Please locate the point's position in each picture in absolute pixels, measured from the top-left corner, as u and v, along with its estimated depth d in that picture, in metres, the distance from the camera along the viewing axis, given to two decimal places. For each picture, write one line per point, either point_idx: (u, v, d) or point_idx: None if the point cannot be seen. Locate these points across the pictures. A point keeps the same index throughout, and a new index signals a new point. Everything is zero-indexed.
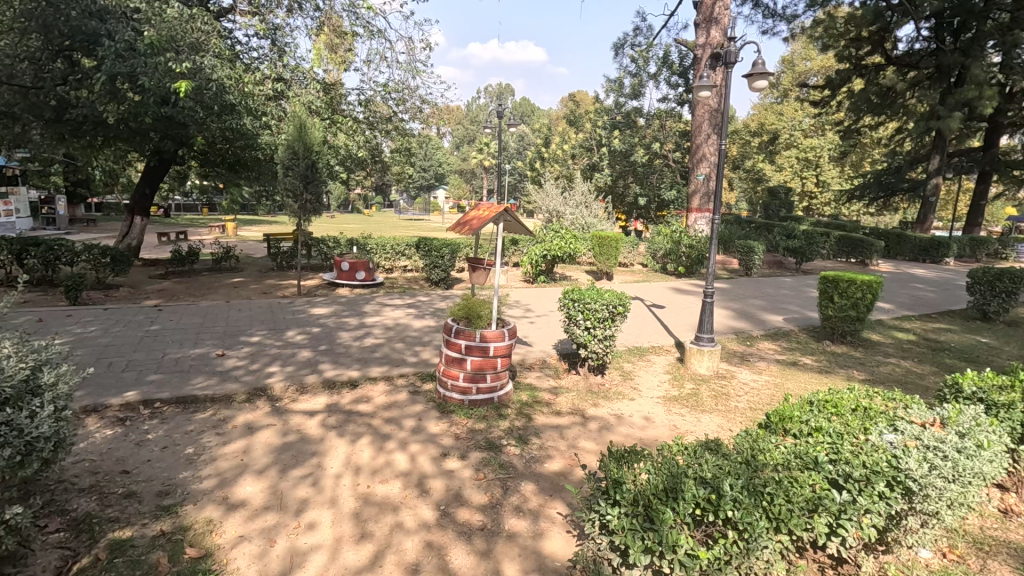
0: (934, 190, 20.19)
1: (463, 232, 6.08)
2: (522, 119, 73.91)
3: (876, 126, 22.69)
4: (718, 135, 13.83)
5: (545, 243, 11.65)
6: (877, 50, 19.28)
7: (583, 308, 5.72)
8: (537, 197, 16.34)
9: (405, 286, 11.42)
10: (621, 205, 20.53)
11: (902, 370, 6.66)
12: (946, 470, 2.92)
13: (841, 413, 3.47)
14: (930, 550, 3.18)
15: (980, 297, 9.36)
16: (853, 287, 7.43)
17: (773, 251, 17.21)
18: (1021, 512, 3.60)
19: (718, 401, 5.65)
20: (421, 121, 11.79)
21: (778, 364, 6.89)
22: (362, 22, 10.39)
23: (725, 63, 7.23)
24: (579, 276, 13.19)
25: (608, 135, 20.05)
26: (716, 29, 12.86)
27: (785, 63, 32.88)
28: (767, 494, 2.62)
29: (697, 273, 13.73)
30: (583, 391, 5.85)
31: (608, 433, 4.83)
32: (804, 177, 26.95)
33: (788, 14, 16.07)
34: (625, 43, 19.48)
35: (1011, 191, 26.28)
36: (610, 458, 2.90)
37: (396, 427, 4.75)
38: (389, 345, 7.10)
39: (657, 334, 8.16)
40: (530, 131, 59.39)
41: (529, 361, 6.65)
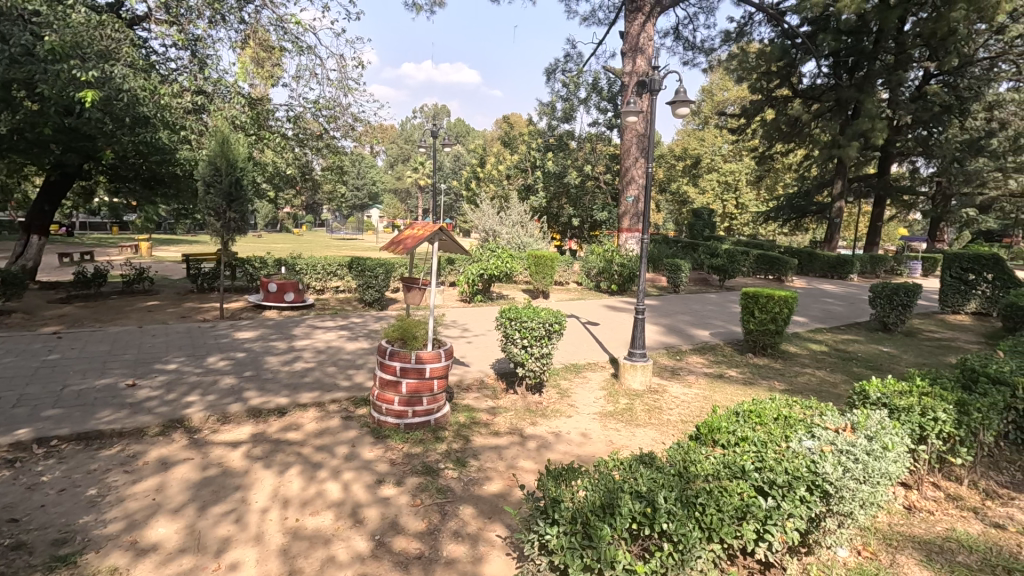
0: (839, 212, 22.02)
1: (398, 251, 5.94)
2: (457, 139, 74.36)
3: (786, 153, 24.53)
4: (645, 159, 14.51)
5: (482, 262, 11.62)
6: (785, 84, 20.90)
7: (520, 326, 5.73)
8: (473, 216, 16.35)
9: (337, 307, 11.06)
10: (556, 225, 21.00)
11: (817, 379, 7.12)
12: (858, 472, 3.12)
13: (765, 422, 3.64)
14: (847, 549, 3.36)
15: (880, 309, 10.21)
16: (772, 302, 7.90)
17: (699, 269, 18.10)
18: (922, 508, 3.91)
19: (651, 415, 5.80)
20: (353, 139, 11.59)
21: (706, 377, 7.20)
22: (291, 37, 10.14)
23: (650, 90, 7.59)
24: (516, 295, 13.29)
25: (542, 157, 20.50)
26: (642, 58, 13.54)
27: (705, 92, 35.13)
28: (700, 505, 2.69)
29: (629, 290, 14.18)
30: (521, 410, 5.84)
31: (546, 451, 4.83)
32: (725, 199, 28.66)
33: (706, 47, 17.27)
34: (557, 68, 20.07)
35: (902, 213, 29.07)
36: (548, 476, 2.89)
37: (328, 455, 4.53)
38: (320, 369, 6.81)
39: (592, 351, 8.30)
40: (465, 150, 59.81)
41: (467, 382, 6.58)
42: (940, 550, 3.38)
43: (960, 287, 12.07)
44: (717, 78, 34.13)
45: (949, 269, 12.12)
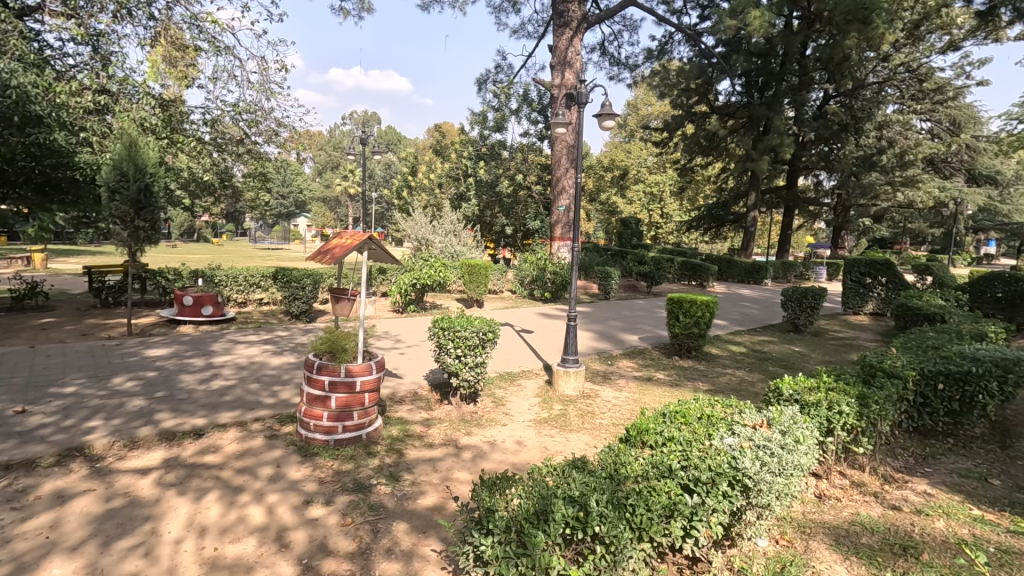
0: (754, 221, 23.54)
1: (325, 262, 5.73)
2: (388, 147, 73.24)
3: (706, 165, 25.95)
4: (574, 169, 14.90)
5: (415, 272, 11.43)
6: (703, 100, 22.13)
7: (453, 335, 5.67)
8: (405, 225, 16.09)
9: (261, 321, 10.52)
10: (489, 234, 21.08)
11: (737, 378, 7.53)
12: (773, 465, 3.32)
13: (689, 422, 3.78)
14: (766, 539, 3.55)
15: (791, 311, 10.96)
16: (695, 307, 8.29)
17: (628, 276, 18.73)
18: (831, 495, 4.20)
19: (584, 420, 5.90)
20: (277, 145, 11.14)
21: (635, 380, 7.42)
22: (207, 36, 9.63)
23: (577, 102, 7.79)
24: (450, 304, 13.19)
25: (474, 166, 20.54)
26: (571, 71, 13.90)
27: (630, 106, 36.62)
28: (629, 505, 2.76)
29: (562, 297, 14.43)
30: (456, 420, 5.77)
31: (482, 460, 4.80)
32: (651, 209, 29.90)
33: (630, 63, 18.01)
34: (487, 79, 20.24)
35: (809, 223, 31.48)
36: (482, 486, 2.86)
37: (250, 478, 4.27)
38: (242, 387, 6.42)
39: (527, 358, 8.36)
40: (396, 158, 58.95)
41: (400, 394, 6.43)
42: (847, 534, 3.65)
43: (859, 290, 13.17)
44: (642, 93, 35.71)
45: (850, 273, 13.21)
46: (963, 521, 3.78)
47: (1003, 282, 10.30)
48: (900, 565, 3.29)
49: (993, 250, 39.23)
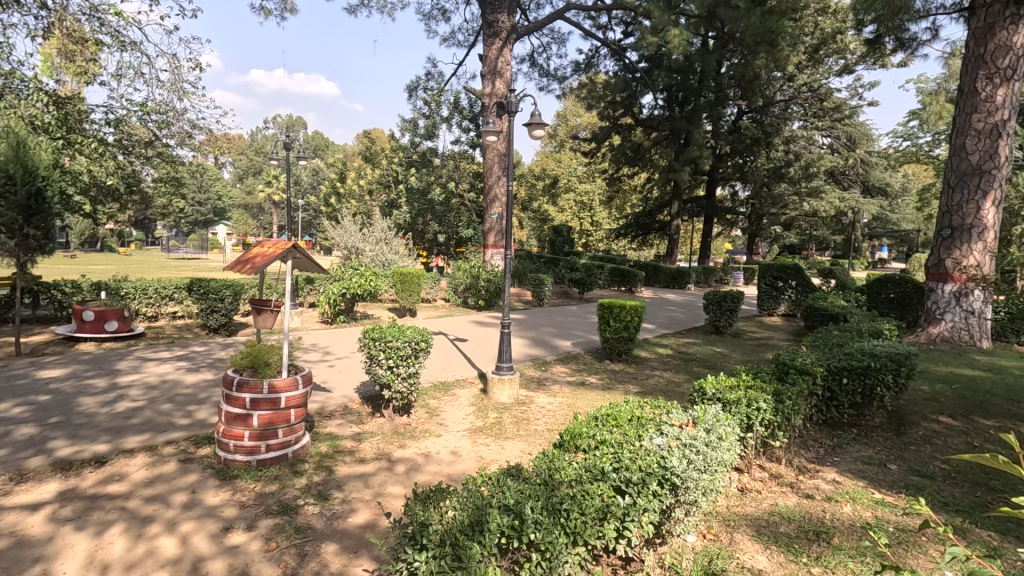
0: (677, 229, 24.67)
1: (245, 271, 5.41)
2: (315, 153, 70.94)
3: (632, 175, 26.95)
4: (506, 178, 15.09)
5: (344, 281, 11.02)
6: (628, 113, 22.98)
7: (384, 346, 5.50)
8: (333, 233, 15.55)
9: (175, 336, 9.79)
10: (422, 242, 20.80)
11: (665, 380, 7.82)
12: (699, 462, 3.44)
13: (620, 424, 3.86)
14: (694, 535, 3.67)
15: (713, 314, 11.54)
16: (624, 312, 8.53)
17: (560, 283, 19.05)
18: (752, 488, 4.42)
19: (519, 427, 5.89)
20: (191, 149, 10.50)
21: (569, 385, 7.51)
22: (109, 30, 8.91)
23: (508, 111, 7.83)
24: (382, 314, 12.85)
25: (405, 173, 20.24)
26: (501, 81, 14.02)
27: (560, 117, 37.51)
28: (564, 511, 2.77)
29: (496, 305, 14.44)
30: (388, 433, 5.60)
31: (416, 473, 4.67)
32: (581, 218, 30.67)
33: (559, 75, 18.45)
34: (418, 86, 20.03)
35: (727, 230, 33.41)
36: (416, 500, 2.76)
37: (161, 506, 3.93)
38: (152, 408, 5.92)
39: (461, 367, 8.27)
40: (324, 165, 57.07)
41: (329, 409, 6.17)
42: (767, 524, 3.84)
43: (773, 292, 14.08)
44: (571, 105, 36.72)
45: (764, 277, 14.09)
46: (867, 505, 4.09)
47: (895, 283, 11.35)
48: (814, 550, 3.50)
49: (885, 255, 43.23)
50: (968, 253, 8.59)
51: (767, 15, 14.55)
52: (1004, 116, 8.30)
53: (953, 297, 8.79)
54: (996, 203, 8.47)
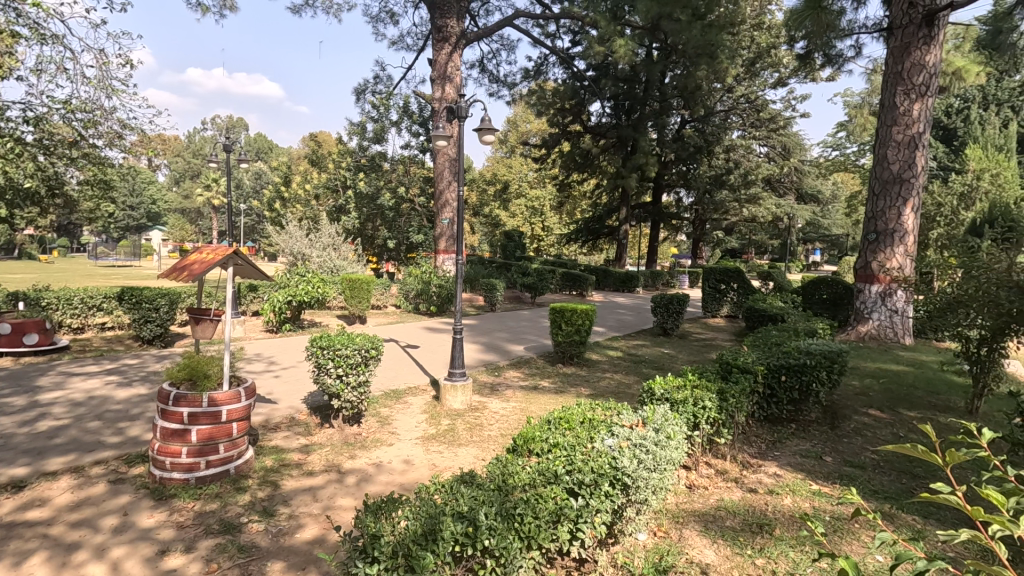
0: (625, 234, 25.26)
1: (181, 279, 5.14)
2: (258, 155, 68.53)
3: (582, 181, 27.42)
4: (457, 183, 15.03)
5: (289, 288, 10.65)
6: (577, 120, 23.39)
7: (333, 354, 5.33)
8: (277, 239, 15.03)
9: (103, 349, 9.17)
10: (371, 247, 20.43)
11: (615, 382, 7.96)
12: (648, 461, 3.52)
13: (572, 427, 3.89)
14: (646, 533, 3.74)
15: (660, 317, 11.87)
16: (576, 316, 8.65)
17: (513, 287, 19.10)
18: (699, 485, 4.55)
19: (472, 433, 5.86)
20: (122, 150, 9.88)
21: (522, 390, 7.53)
22: (28, 22, 8.31)
23: (458, 116, 7.80)
24: (330, 321, 12.51)
25: (353, 177, 19.82)
26: (450, 85, 13.98)
27: (510, 123, 37.78)
28: (518, 515, 2.77)
29: (448, 311, 14.32)
30: (337, 444, 5.44)
31: (367, 484, 4.56)
32: (533, 223, 30.95)
33: (508, 82, 18.58)
34: (366, 89, 19.68)
35: (672, 235, 34.50)
36: (367, 512, 2.67)
37: (88, 531, 3.66)
38: (77, 426, 5.52)
39: (413, 374, 8.14)
40: (267, 168, 55.15)
41: (275, 421, 5.94)
42: (714, 519, 3.97)
43: (716, 295, 14.62)
44: (521, 111, 37.10)
45: (707, 281, 14.59)
46: (805, 496, 4.30)
47: (827, 285, 12.03)
48: (758, 542, 3.64)
49: (818, 258, 45.78)
50: (892, 256, 9.20)
51: (706, 28, 15.05)
52: (919, 129, 8.98)
53: (878, 297, 9.39)
54: (915, 209, 9.13)
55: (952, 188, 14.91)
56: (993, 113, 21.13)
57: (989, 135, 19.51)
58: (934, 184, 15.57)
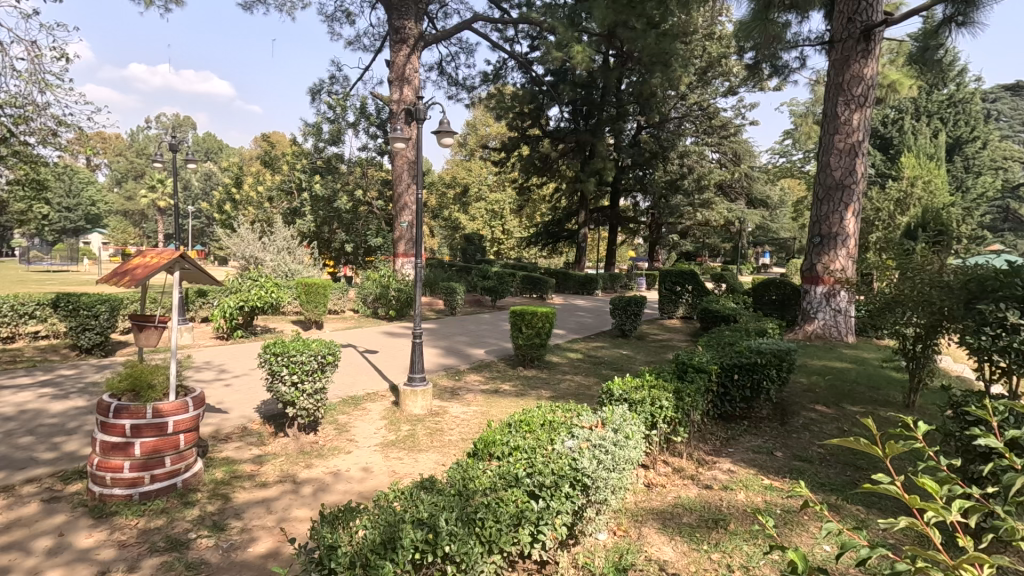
0: (584, 237, 25.57)
1: (122, 285, 4.88)
2: (207, 155, 66.07)
3: (541, 185, 27.62)
4: (416, 185, 14.88)
5: (241, 293, 10.26)
6: (536, 124, 23.57)
7: (287, 361, 5.17)
8: (228, 242, 14.49)
9: (36, 359, 8.60)
10: (328, 251, 20.02)
11: (575, 384, 8.03)
12: (608, 462, 3.56)
13: (533, 429, 3.89)
14: (606, 533, 3.78)
15: (619, 319, 12.06)
16: (536, 319, 8.69)
17: (473, 291, 19.04)
18: (657, 484, 4.64)
19: (433, 438, 5.79)
20: (57, 148, 9.34)
21: (483, 393, 7.50)
22: None
23: (416, 118, 7.72)
24: (285, 327, 12.15)
25: (308, 179, 19.33)
26: (409, 87, 13.84)
27: (469, 126, 37.77)
28: (479, 519, 2.75)
29: (407, 315, 14.13)
30: (293, 454, 5.27)
31: (324, 494, 4.43)
32: (493, 226, 31.00)
33: (467, 85, 18.55)
34: (321, 89, 19.25)
35: (630, 238, 35.17)
36: (323, 522, 2.59)
37: (19, 555, 3.42)
38: (6, 443, 5.15)
39: (371, 380, 7.99)
40: (217, 169, 53.20)
41: (226, 431, 5.71)
42: (671, 516, 4.05)
43: (672, 296, 14.97)
44: (480, 114, 37.12)
45: (663, 283, 14.92)
46: (758, 490, 4.44)
47: (776, 286, 12.50)
48: (714, 537, 3.74)
49: (767, 260, 47.59)
50: (835, 258, 9.64)
51: (660, 37, 15.43)
52: (859, 137, 9.46)
53: (823, 297, 9.82)
54: (856, 214, 9.60)
55: (888, 194, 15.77)
56: (924, 124, 22.52)
57: (921, 144, 20.77)
58: (872, 191, 16.44)
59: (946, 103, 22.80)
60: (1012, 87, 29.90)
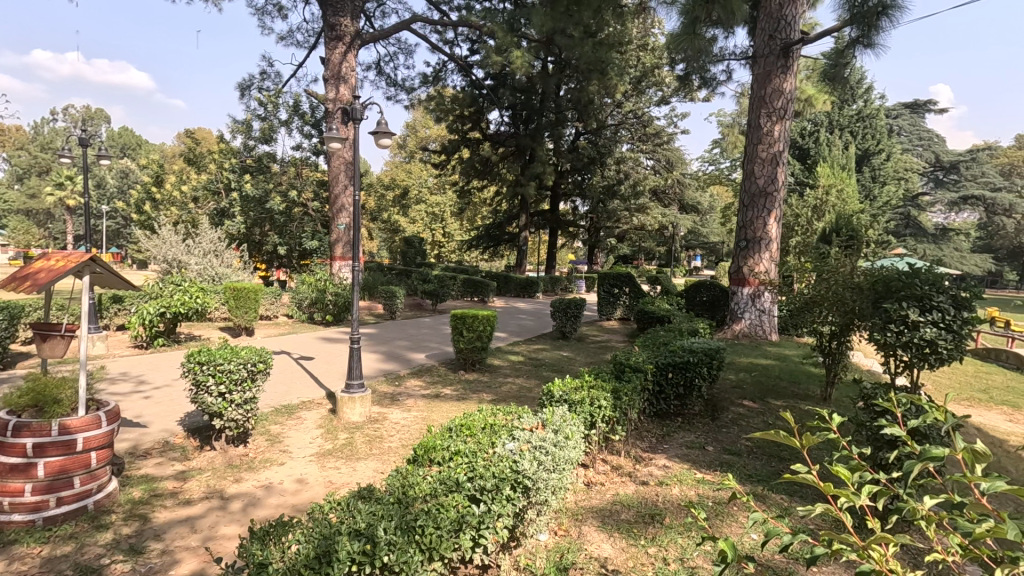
0: (525, 240, 25.77)
1: (22, 290, 4.44)
2: (125, 152, 61.73)
3: (482, 188, 27.64)
4: (353, 187, 14.53)
5: (162, 299, 9.62)
6: (476, 127, 23.55)
7: (214, 370, 4.88)
8: (147, 244, 13.54)
9: None
10: (260, 254, 19.18)
11: (517, 386, 8.07)
12: (548, 462, 3.58)
13: (474, 433, 3.87)
14: (547, 533, 3.81)
15: (559, 321, 12.23)
16: (477, 321, 8.66)
17: (414, 295, 18.76)
18: (596, 482, 4.72)
19: (372, 445, 5.64)
20: None
21: (423, 399, 7.39)
22: None
23: (352, 118, 7.53)
24: (212, 334, 11.49)
25: (238, 179, 18.45)
26: (345, 86, 13.51)
27: (409, 128, 37.36)
28: (419, 527, 2.70)
29: (345, 320, 13.72)
30: (220, 468, 4.99)
31: (255, 509, 4.22)
32: (433, 228, 30.68)
33: (407, 86, 18.31)
34: (251, 84, 18.40)
35: (570, 242, 35.83)
36: (252, 539, 2.46)
37: None
38: None
39: (307, 388, 7.68)
40: (135, 166, 49.79)
41: (145, 446, 5.32)
42: (610, 513, 4.13)
43: (610, 299, 15.34)
44: (420, 116, 36.80)
45: (602, 285, 15.27)
46: (691, 484, 4.62)
47: (707, 288, 13.08)
48: (650, 532, 3.85)
49: (698, 263, 49.79)
50: (759, 261, 10.20)
51: (597, 46, 15.81)
52: (779, 148, 10.06)
53: (749, 298, 10.38)
54: (777, 219, 10.21)
55: (807, 201, 16.87)
56: (837, 137, 24.29)
57: (834, 156, 22.36)
58: (792, 199, 17.56)
59: (855, 118, 24.67)
60: (911, 105, 32.76)
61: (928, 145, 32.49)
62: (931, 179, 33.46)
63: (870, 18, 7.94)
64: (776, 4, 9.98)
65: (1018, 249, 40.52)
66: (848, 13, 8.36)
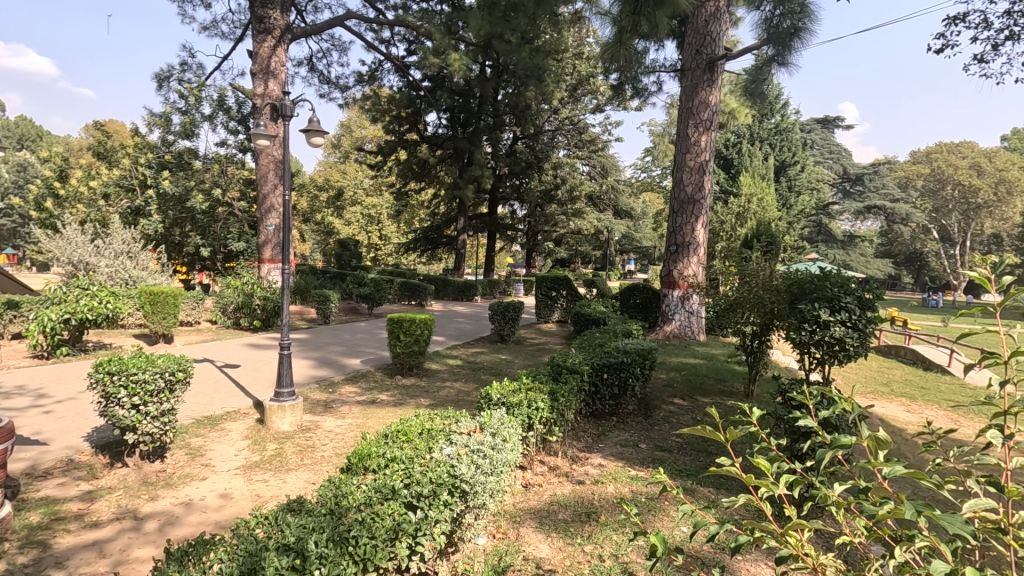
0: (464, 243, 25.68)
1: None
2: (22, 144, 56.27)
3: (419, 189, 27.34)
4: (284, 186, 13.95)
5: (66, 304, 8.81)
6: (413, 128, 23.23)
7: (127, 380, 4.51)
8: (48, 245, 12.41)
9: None
10: (179, 256, 18.04)
11: (455, 390, 8.00)
12: (485, 465, 3.57)
13: (411, 439, 3.80)
14: (485, 537, 3.79)
15: (498, 324, 12.27)
16: (415, 325, 8.52)
17: (348, 299, 18.22)
18: (534, 483, 4.76)
19: (303, 455, 5.43)
20: None
21: (359, 405, 7.18)
22: None
23: (282, 115, 7.18)
24: (124, 342, 10.65)
25: (155, 175, 17.26)
26: (274, 81, 12.96)
27: (343, 127, 36.41)
28: (353, 538, 2.61)
29: (274, 325, 13.14)
30: (134, 486, 4.62)
31: (173, 527, 3.94)
32: (369, 231, 30.07)
33: (341, 84, 17.80)
34: (171, 75, 17.28)
35: (508, 245, 36.04)
36: (169, 560, 2.28)
37: None
38: None
39: (232, 398, 7.29)
40: (34, 159, 45.56)
41: (45, 465, 4.85)
42: (548, 514, 4.18)
43: (548, 301, 15.56)
44: (355, 116, 35.96)
45: (540, 288, 15.47)
46: (625, 481, 4.74)
47: (640, 290, 13.52)
48: (586, 530, 3.91)
49: (631, 266, 51.46)
50: (688, 265, 10.67)
51: (534, 52, 15.99)
52: (705, 157, 10.56)
53: (679, 300, 10.82)
54: (704, 225, 10.70)
55: (731, 208, 17.80)
56: (758, 148, 25.79)
57: (755, 166, 23.73)
58: (717, 205, 18.46)
59: (773, 131, 26.29)
60: (822, 120, 35.34)
61: (837, 158, 35.17)
62: (840, 189, 36.19)
63: (784, 38, 8.52)
64: (702, 20, 10.50)
65: (913, 253, 44.56)
66: (764, 33, 8.94)
